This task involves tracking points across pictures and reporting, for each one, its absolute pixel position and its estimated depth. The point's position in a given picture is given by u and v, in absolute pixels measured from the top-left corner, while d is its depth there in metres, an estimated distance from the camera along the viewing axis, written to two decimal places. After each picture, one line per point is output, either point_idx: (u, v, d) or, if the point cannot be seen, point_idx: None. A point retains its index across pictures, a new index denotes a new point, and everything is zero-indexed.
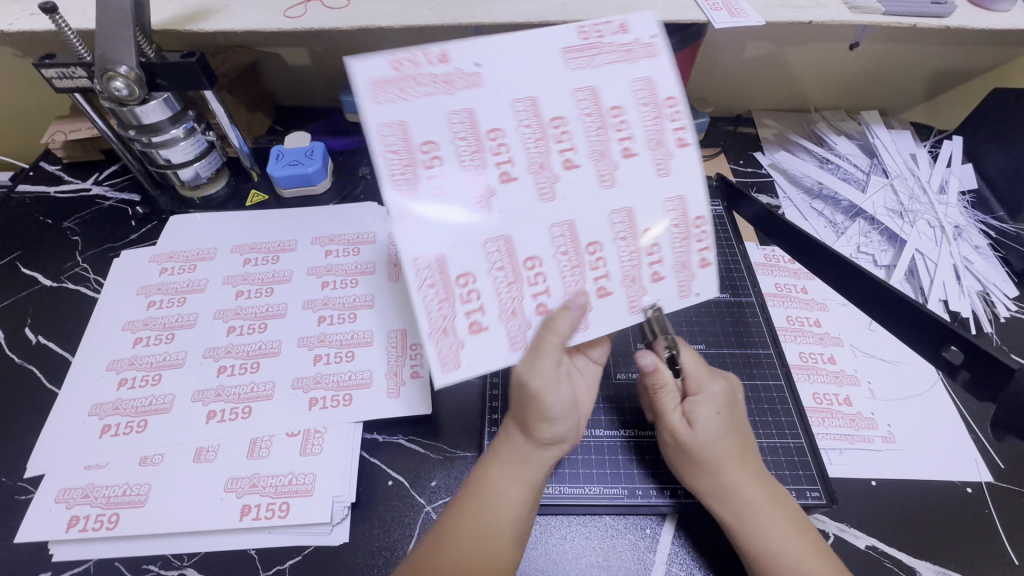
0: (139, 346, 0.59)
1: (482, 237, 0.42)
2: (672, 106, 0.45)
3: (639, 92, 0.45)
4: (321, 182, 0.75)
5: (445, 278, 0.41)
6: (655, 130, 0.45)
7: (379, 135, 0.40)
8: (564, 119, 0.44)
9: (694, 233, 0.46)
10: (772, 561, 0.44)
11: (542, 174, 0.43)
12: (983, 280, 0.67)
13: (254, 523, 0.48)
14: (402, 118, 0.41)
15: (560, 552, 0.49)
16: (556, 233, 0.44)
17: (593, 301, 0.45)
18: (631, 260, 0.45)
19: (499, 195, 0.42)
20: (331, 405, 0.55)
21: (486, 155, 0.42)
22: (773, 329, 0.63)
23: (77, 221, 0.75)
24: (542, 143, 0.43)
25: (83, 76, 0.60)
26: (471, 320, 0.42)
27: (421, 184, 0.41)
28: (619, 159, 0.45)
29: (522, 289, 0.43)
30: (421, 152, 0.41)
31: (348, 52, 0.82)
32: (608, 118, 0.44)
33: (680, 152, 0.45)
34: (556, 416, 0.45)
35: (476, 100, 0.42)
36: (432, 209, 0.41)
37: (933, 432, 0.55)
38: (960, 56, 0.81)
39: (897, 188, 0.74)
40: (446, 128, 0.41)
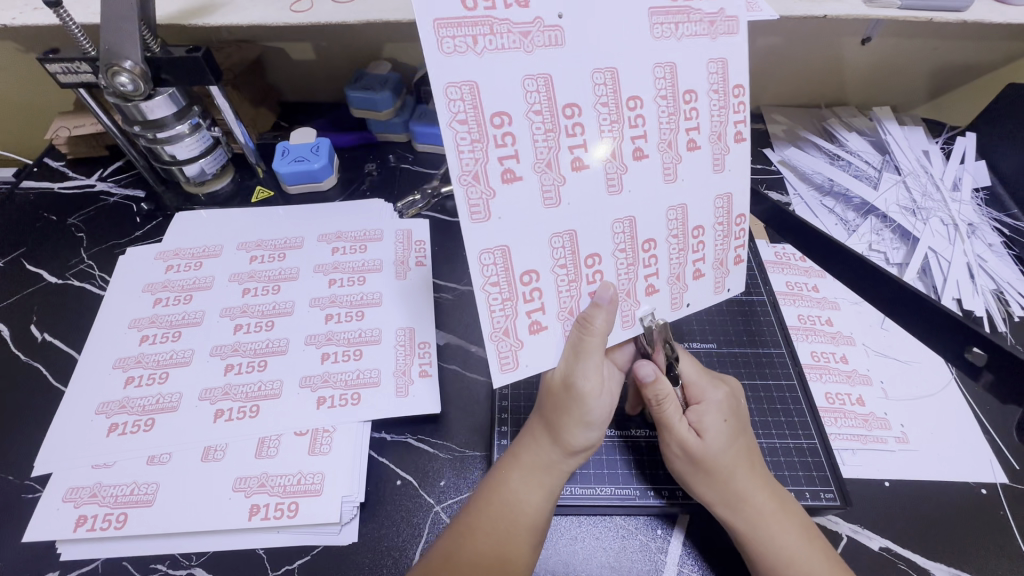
0: (146, 344, 0.59)
1: (550, 231, 0.40)
2: (738, 96, 0.43)
3: (714, 74, 0.42)
4: (327, 179, 0.75)
5: (508, 275, 0.40)
6: (719, 123, 0.44)
7: (446, 100, 0.36)
8: (641, 100, 0.40)
9: (735, 233, 0.47)
10: (786, 568, 0.43)
11: (612, 163, 0.41)
12: (997, 278, 0.66)
13: (262, 523, 0.47)
14: (474, 79, 0.36)
15: (571, 553, 0.49)
16: (618, 229, 0.42)
17: (641, 298, 0.46)
18: (678, 258, 0.46)
19: (569, 185, 0.40)
20: (339, 404, 0.54)
21: (561, 135, 0.39)
22: (785, 328, 0.62)
23: (82, 217, 0.74)
24: (616, 127, 0.40)
25: (88, 71, 0.59)
26: (532, 320, 0.42)
27: (491, 166, 0.38)
28: (683, 152, 0.43)
29: (580, 286, 0.43)
30: (491, 125, 0.37)
31: (354, 46, 0.81)
32: (681, 102, 0.42)
33: (737, 148, 0.45)
34: (590, 423, 0.46)
35: (556, 63, 0.37)
36: (503, 198, 0.39)
37: (947, 432, 0.55)
38: (973, 52, 0.79)
39: (909, 185, 0.73)
40: (521, 97, 0.37)
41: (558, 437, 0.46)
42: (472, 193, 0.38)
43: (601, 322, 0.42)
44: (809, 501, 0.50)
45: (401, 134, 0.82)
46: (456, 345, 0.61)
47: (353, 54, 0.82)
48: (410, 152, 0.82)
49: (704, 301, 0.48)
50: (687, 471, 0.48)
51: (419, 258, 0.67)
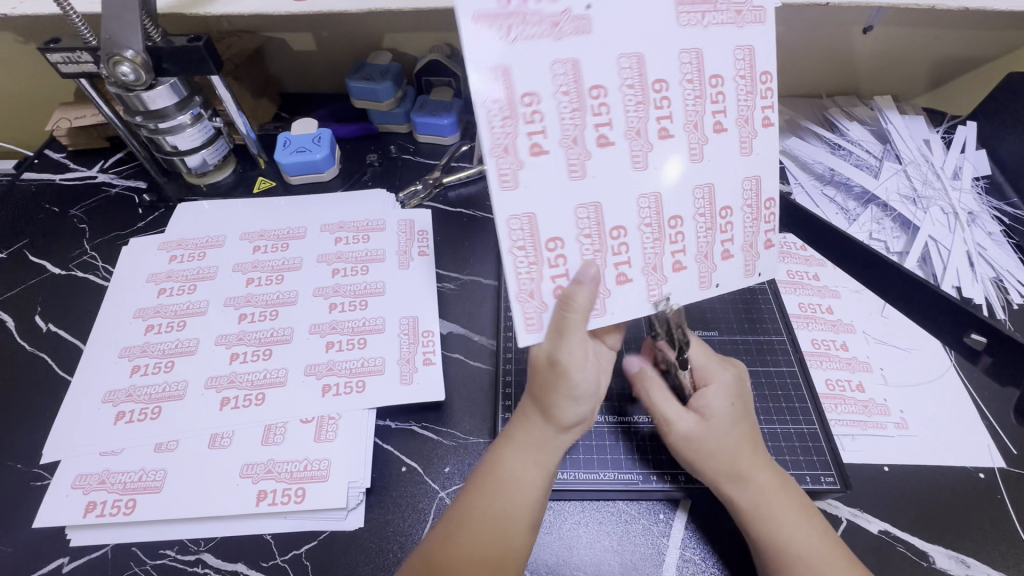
0: (151, 333, 0.59)
1: (575, 201, 0.41)
2: (765, 82, 0.44)
3: (740, 61, 0.43)
4: (329, 169, 0.75)
5: (534, 240, 0.41)
6: (747, 107, 0.44)
7: (481, 82, 0.37)
8: (666, 83, 0.41)
9: (763, 214, 0.47)
10: (778, 544, 0.44)
11: (638, 141, 0.42)
12: (997, 267, 0.66)
13: (270, 508, 0.48)
14: (504, 64, 0.37)
15: (574, 538, 0.49)
16: (643, 204, 0.43)
17: (667, 274, 0.45)
18: (706, 237, 0.46)
19: (597, 158, 0.41)
20: (344, 392, 0.55)
21: (587, 114, 0.40)
22: (786, 314, 0.63)
23: (84, 208, 0.74)
24: (642, 108, 0.41)
25: (89, 60, 0.59)
26: (556, 285, 0.42)
27: (520, 140, 0.39)
28: (709, 133, 0.43)
29: (605, 257, 0.43)
30: (521, 104, 0.38)
31: (353, 35, 0.81)
32: (707, 87, 0.42)
33: (764, 132, 0.45)
34: (579, 397, 0.45)
35: (581, 49, 0.39)
36: (531, 170, 0.40)
37: (944, 418, 0.55)
38: (974, 40, 0.79)
39: (910, 174, 0.73)
40: (549, 78, 0.38)
41: (548, 415, 0.45)
42: (502, 165, 0.39)
43: (584, 298, 0.41)
44: (810, 485, 0.51)
45: (402, 124, 0.82)
46: (460, 334, 0.61)
47: (353, 44, 0.82)
48: (411, 143, 0.82)
49: (732, 283, 0.48)
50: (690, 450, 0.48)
51: (422, 248, 0.68)
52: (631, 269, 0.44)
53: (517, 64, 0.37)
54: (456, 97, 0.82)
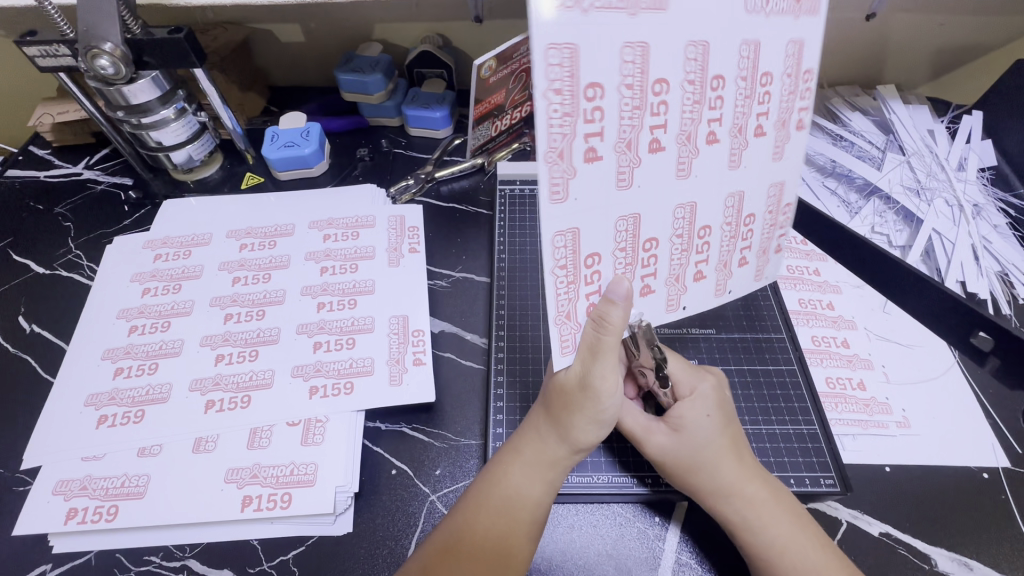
0: (135, 334, 0.58)
1: (617, 213, 0.38)
2: (807, 82, 0.41)
3: (790, 57, 0.39)
4: (318, 164, 0.74)
5: (575, 257, 0.38)
6: (786, 108, 0.41)
7: (545, 63, 0.31)
8: (724, 79, 0.38)
9: (780, 219, 0.47)
10: (775, 559, 0.43)
11: (686, 147, 0.39)
12: (1002, 261, 0.65)
13: (255, 514, 0.47)
14: (573, 41, 0.32)
15: (568, 542, 0.48)
16: (679, 214, 0.41)
17: (688, 284, 0.46)
18: (728, 246, 0.46)
19: (646, 165, 0.38)
20: (332, 394, 0.53)
21: (646, 114, 0.36)
22: (785, 312, 0.62)
23: (68, 206, 0.73)
24: (697, 108, 0.38)
25: (67, 54, 0.57)
26: (590, 303, 0.40)
27: (576, 143, 0.34)
28: (750, 138, 0.41)
29: (635, 269, 0.42)
30: (584, 98, 0.33)
31: (341, 26, 0.79)
32: (757, 85, 0.39)
33: (797, 136, 0.43)
34: (602, 421, 0.46)
35: (655, 31, 0.33)
36: (584, 178, 0.35)
37: (946, 417, 0.54)
38: (979, 28, 0.77)
39: (913, 165, 0.72)
40: (617, 67, 0.33)
41: (565, 434, 0.45)
42: (555, 174, 0.34)
43: (618, 318, 0.40)
44: (809, 487, 0.50)
45: (394, 118, 0.80)
46: (452, 333, 0.60)
47: (341, 36, 0.80)
48: (402, 136, 0.80)
49: (744, 288, 0.49)
50: (666, 467, 0.47)
51: (412, 245, 0.66)
52: (657, 280, 0.44)
53: (587, 46, 0.32)
54: (448, 90, 0.80)
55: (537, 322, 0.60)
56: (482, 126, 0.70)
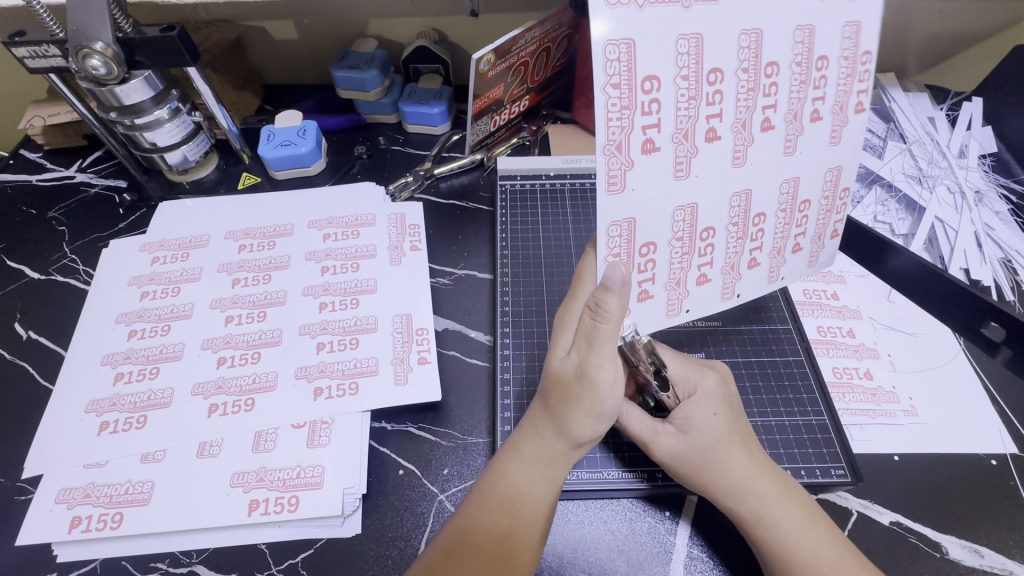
0: (134, 339, 0.57)
1: (674, 204, 0.39)
2: (866, 63, 0.40)
3: (847, 39, 0.39)
4: (316, 163, 0.73)
5: (630, 246, 0.39)
6: (843, 92, 0.41)
7: (604, 59, 0.32)
8: (778, 66, 0.38)
9: (838, 205, 0.46)
10: (788, 554, 0.43)
11: (741, 135, 0.39)
12: (1005, 247, 0.65)
13: (263, 518, 0.46)
14: (632, 35, 0.33)
15: (579, 538, 0.48)
16: (735, 203, 0.42)
17: (743, 272, 0.47)
18: (782, 233, 0.46)
19: (703, 155, 0.38)
20: (337, 395, 0.53)
21: (702, 103, 0.36)
22: (791, 303, 0.61)
23: (62, 210, 0.72)
24: (752, 95, 0.38)
25: (57, 54, 0.56)
26: (641, 289, 0.43)
27: (634, 134, 0.35)
28: (806, 123, 0.41)
29: (692, 258, 0.43)
30: (641, 91, 0.34)
31: (336, 22, 0.77)
32: (813, 70, 0.39)
33: (855, 120, 0.42)
34: (601, 414, 0.44)
35: (711, 23, 0.34)
36: (641, 169, 0.36)
37: (954, 405, 0.54)
38: (978, 15, 0.77)
39: (915, 153, 0.71)
40: (673, 59, 0.34)
41: (562, 428, 0.43)
42: (612, 164, 0.35)
43: (615, 306, 0.39)
44: (820, 478, 0.49)
45: (390, 115, 0.79)
46: (456, 330, 0.60)
47: (336, 33, 0.79)
48: (400, 134, 0.79)
49: (798, 275, 0.50)
50: (673, 469, 0.47)
51: (414, 243, 0.65)
52: (712, 269, 0.45)
53: (644, 40, 0.33)
54: (445, 85, 0.79)
55: (542, 318, 0.59)
56: (480, 121, 0.69)
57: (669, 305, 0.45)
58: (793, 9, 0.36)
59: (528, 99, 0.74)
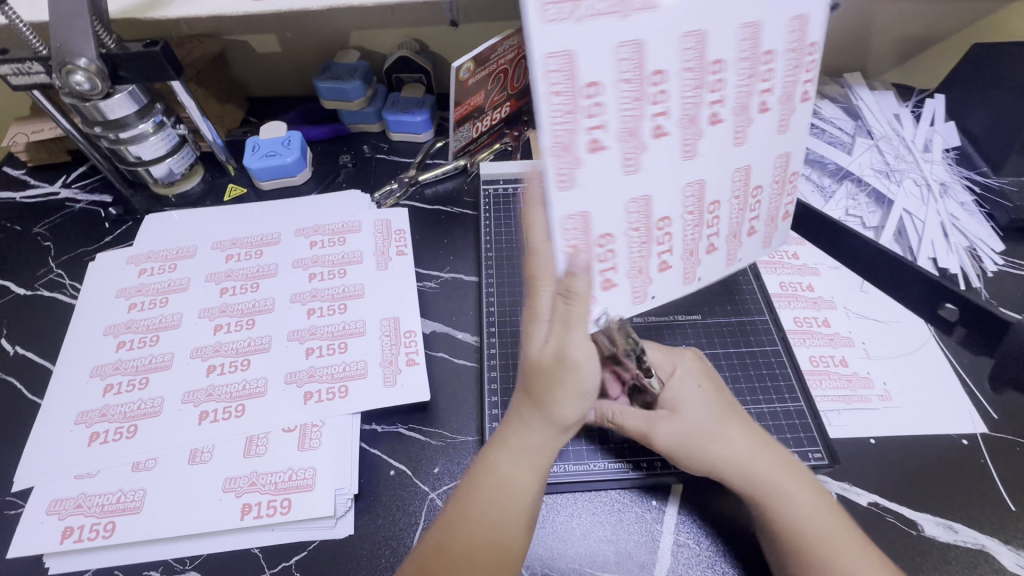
0: (123, 350, 0.57)
1: (627, 197, 0.41)
2: (812, 54, 0.42)
3: (793, 33, 0.40)
4: (301, 173, 0.74)
5: (587, 238, 0.41)
6: (791, 82, 0.43)
7: (545, 69, 0.34)
8: (723, 63, 0.39)
9: (787, 188, 0.49)
10: (803, 533, 0.43)
11: (690, 129, 0.41)
12: (969, 236, 0.68)
13: (255, 521, 0.47)
14: (572, 45, 0.34)
15: (568, 529, 0.49)
16: (688, 192, 0.44)
17: (702, 257, 0.49)
18: (737, 217, 0.48)
19: (652, 150, 0.40)
20: (327, 398, 0.53)
21: (648, 103, 0.38)
22: (767, 295, 0.63)
23: (48, 225, 0.72)
24: (698, 91, 0.40)
25: (40, 71, 0.56)
26: (604, 277, 0.44)
27: (582, 136, 0.37)
28: (755, 114, 0.43)
29: (650, 247, 0.45)
30: (585, 95, 0.35)
31: (319, 34, 0.79)
32: (759, 63, 0.41)
33: (801, 108, 0.45)
34: (584, 395, 0.42)
35: (651, 27, 0.36)
36: (590, 167, 0.38)
37: (926, 388, 0.56)
38: (936, 14, 0.81)
39: (882, 148, 0.74)
40: (616, 64, 0.35)
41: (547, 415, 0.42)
42: (559, 166, 0.37)
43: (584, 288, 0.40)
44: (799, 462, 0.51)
45: (375, 124, 0.80)
46: (443, 332, 0.61)
47: (318, 45, 0.81)
48: (384, 142, 0.81)
49: (754, 255, 0.53)
50: (673, 453, 0.47)
51: (400, 248, 0.66)
52: (671, 256, 0.47)
53: (584, 49, 0.34)
54: (428, 94, 0.81)
55: None
56: (462, 128, 0.71)
57: (633, 292, 0.47)
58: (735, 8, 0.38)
59: (508, 106, 0.75)
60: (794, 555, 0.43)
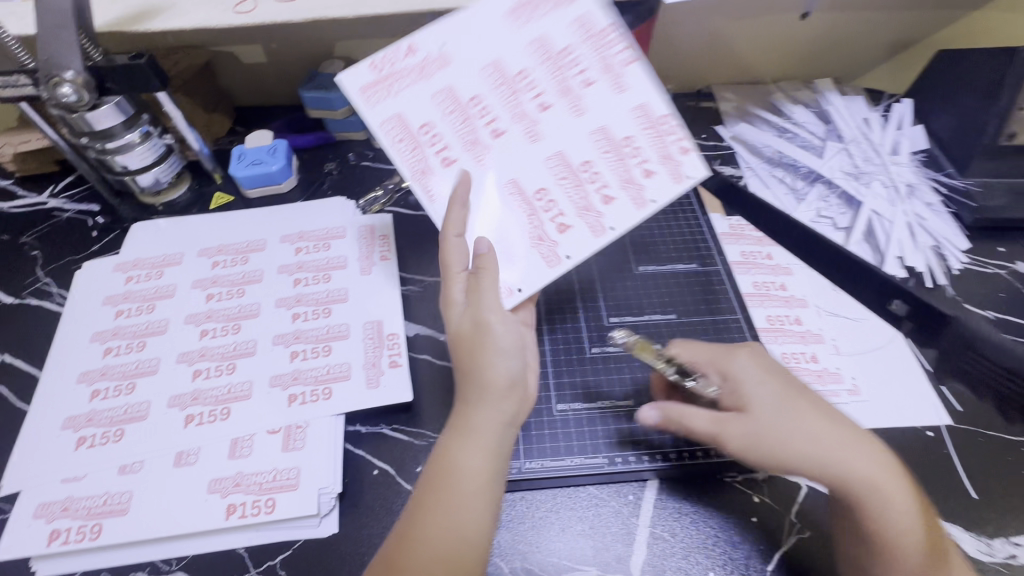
0: (110, 356, 0.58)
1: (496, 185, 0.53)
2: (609, 35, 0.53)
3: (579, 31, 0.53)
4: (287, 180, 0.75)
5: (474, 226, 0.53)
6: (603, 58, 0.53)
7: (383, 132, 0.53)
8: (526, 72, 0.54)
9: (665, 130, 0.53)
10: (901, 532, 0.44)
11: (523, 124, 0.54)
12: (936, 236, 0.70)
13: (240, 521, 0.48)
14: (397, 112, 0.53)
15: (548, 525, 0.50)
16: (551, 165, 0.54)
17: (601, 209, 0.53)
18: (619, 167, 0.54)
19: (495, 148, 0.54)
20: (311, 400, 0.55)
21: (475, 121, 0.54)
22: (739, 295, 0.65)
23: (35, 234, 0.73)
24: (514, 99, 0.54)
25: (27, 84, 0.57)
26: (505, 252, 0.53)
27: (434, 162, 0.54)
28: (581, 92, 0.54)
29: (540, 217, 0.53)
30: (421, 135, 0.54)
31: (304, 44, 0.80)
32: (561, 58, 0.53)
33: (630, 72, 0.53)
34: (505, 357, 0.47)
35: (452, 77, 0.53)
36: (447, 177, 0.53)
37: (893, 382, 0.58)
38: (903, 22, 0.84)
39: (852, 152, 0.76)
40: (436, 108, 0.54)
41: (480, 383, 0.46)
42: (422, 185, 0.53)
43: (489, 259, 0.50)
44: None
45: (359, 132, 0.81)
46: (426, 335, 0.62)
47: (303, 55, 0.82)
48: (369, 149, 0.82)
49: (669, 193, 0.53)
50: (749, 454, 0.47)
51: (383, 253, 0.68)
52: (567, 217, 0.53)
53: (407, 111, 0.53)
54: None
55: None
56: None
57: (544, 257, 0.53)
58: (520, 37, 0.53)
59: None
60: (879, 556, 0.44)
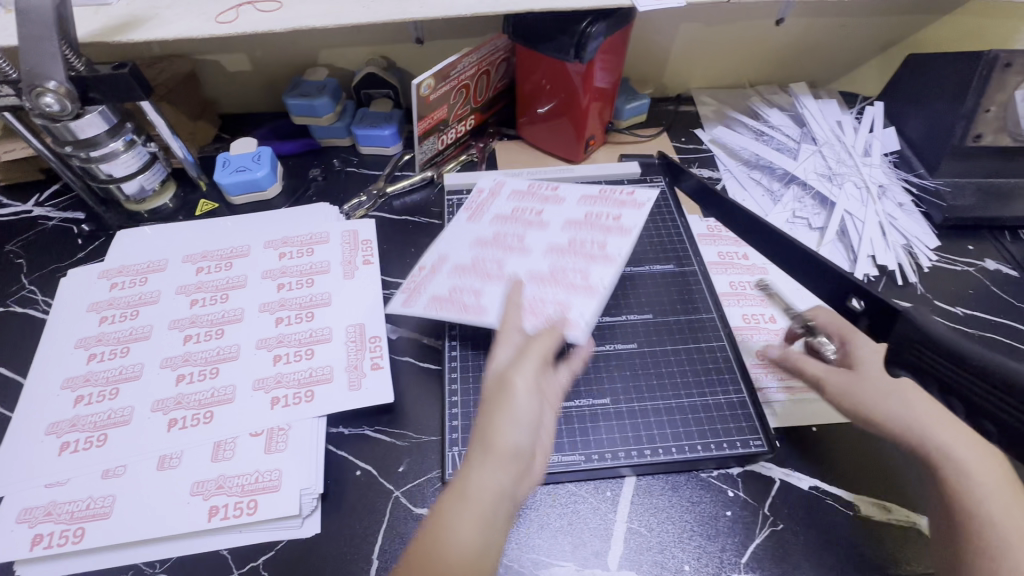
0: (93, 362, 0.59)
1: (525, 279, 0.60)
2: (542, 186, 0.71)
3: (523, 189, 0.71)
4: (271, 187, 0.76)
5: (530, 309, 0.56)
6: (546, 194, 0.70)
7: (426, 310, 0.58)
8: (499, 230, 0.66)
9: (608, 197, 0.69)
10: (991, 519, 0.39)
11: (519, 249, 0.63)
12: (907, 235, 0.72)
13: (222, 522, 0.48)
14: (430, 297, 0.59)
15: (527, 522, 0.51)
16: (554, 253, 0.62)
17: (606, 251, 0.62)
18: (601, 230, 0.64)
19: (510, 268, 0.61)
20: (293, 403, 0.56)
21: (484, 264, 0.62)
22: (716, 295, 0.67)
23: (20, 243, 0.73)
24: (502, 247, 0.64)
25: (11, 94, 0.58)
26: (562, 308, 0.56)
27: (474, 303, 0.58)
28: (544, 216, 0.67)
29: (574, 278, 0.59)
30: (453, 294, 0.59)
31: (287, 53, 0.82)
32: (521, 213, 0.68)
33: (568, 191, 0.70)
34: (520, 425, 0.41)
35: (446, 254, 0.64)
36: (489, 300, 0.58)
37: None
38: (873, 28, 0.86)
39: (825, 154, 0.79)
40: (451, 281, 0.61)
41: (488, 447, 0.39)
42: (467, 312, 0.57)
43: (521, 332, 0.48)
44: (741, 449, 0.54)
45: (344, 138, 0.83)
46: (408, 337, 0.63)
47: (287, 63, 0.83)
48: (354, 156, 0.83)
49: (640, 219, 0.65)
50: (848, 405, 0.47)
51: (366, 257, 0.69)
52: (589, 266, 0.60)
53: (434, 289, 0.60)
54: (395, 108, 0.84)
55: None
56: (427, 141, 0.74)
57: (583, 292, 0.58)
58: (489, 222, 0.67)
59: (472, 119, 0.80)
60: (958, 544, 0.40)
